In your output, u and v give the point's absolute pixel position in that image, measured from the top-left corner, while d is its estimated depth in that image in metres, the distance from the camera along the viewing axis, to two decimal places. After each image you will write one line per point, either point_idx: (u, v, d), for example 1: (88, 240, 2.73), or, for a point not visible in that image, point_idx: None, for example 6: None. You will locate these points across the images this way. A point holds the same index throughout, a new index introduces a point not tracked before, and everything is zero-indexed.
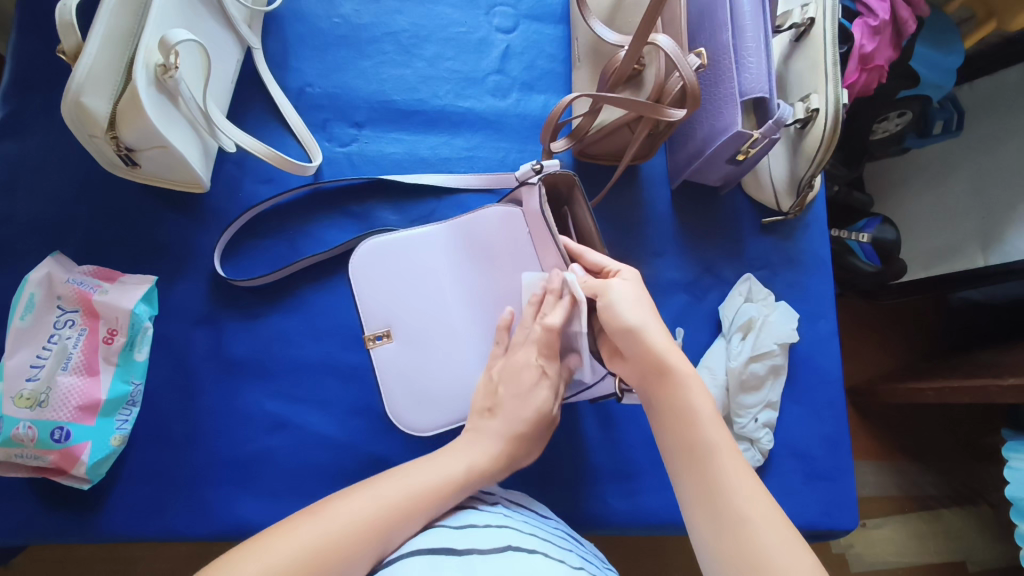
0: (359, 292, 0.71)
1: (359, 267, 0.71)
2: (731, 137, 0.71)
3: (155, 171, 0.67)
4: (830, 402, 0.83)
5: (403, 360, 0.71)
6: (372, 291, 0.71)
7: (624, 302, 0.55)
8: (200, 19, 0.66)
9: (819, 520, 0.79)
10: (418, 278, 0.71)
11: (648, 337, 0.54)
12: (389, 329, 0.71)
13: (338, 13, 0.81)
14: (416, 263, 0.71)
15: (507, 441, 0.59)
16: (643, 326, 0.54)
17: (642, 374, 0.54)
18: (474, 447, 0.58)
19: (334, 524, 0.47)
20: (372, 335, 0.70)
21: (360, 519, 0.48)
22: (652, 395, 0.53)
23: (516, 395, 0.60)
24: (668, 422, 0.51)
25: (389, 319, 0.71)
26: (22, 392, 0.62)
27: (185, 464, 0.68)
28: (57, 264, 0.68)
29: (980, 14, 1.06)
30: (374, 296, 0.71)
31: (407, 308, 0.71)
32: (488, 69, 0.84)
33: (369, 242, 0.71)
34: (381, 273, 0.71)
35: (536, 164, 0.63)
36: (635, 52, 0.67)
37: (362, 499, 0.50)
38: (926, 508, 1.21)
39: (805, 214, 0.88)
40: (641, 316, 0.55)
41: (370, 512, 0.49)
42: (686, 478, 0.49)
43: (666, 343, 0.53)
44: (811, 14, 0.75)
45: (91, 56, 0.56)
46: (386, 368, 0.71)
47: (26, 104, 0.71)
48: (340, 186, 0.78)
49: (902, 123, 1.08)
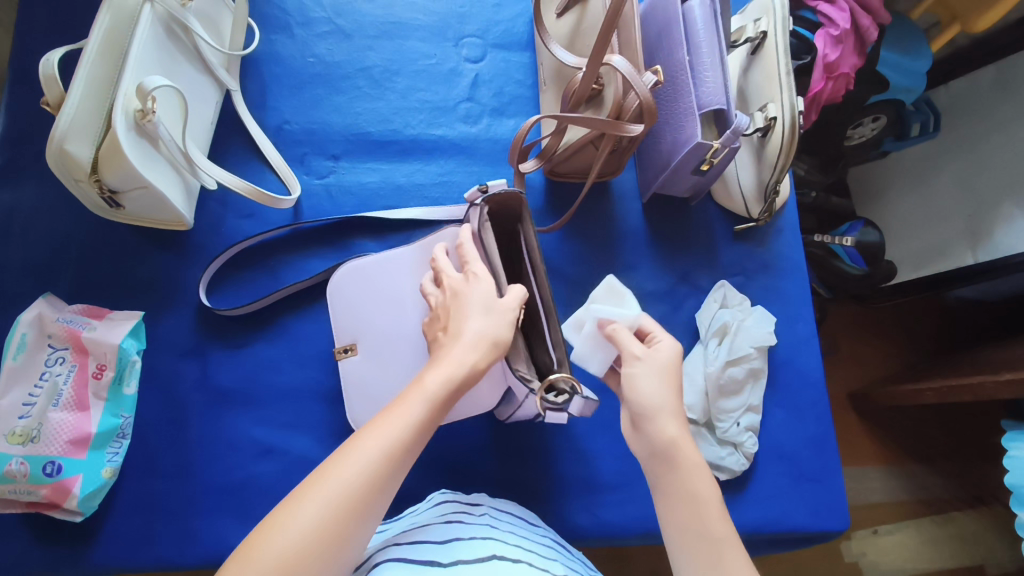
0: (336, 310, 0.73)
1: (339, 285, 0.73)
2: (693, 148, 0.74)
3: (140, 211, 0.70)
4: (813, 403, 0.84)
5: (365, 373, 0.72)
6: (353, 308, 0.73)
7: (655, 369, 0.55)
8: (176, 64, 0.70)
9: (810, 521, 0.80)
10: (383, 296, 0.73)
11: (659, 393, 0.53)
12: (355, 342, 0.73)
13: (312, 53, 0.85)
14: (384, 283, 0.73)
15: (480, 350, 0.50)
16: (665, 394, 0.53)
17: (649, 454, 0.51)
18: (462, 336, 0.51)
19: (337, 490, 0.41)
20: (340, 349, 0.73)
21: (359, 479, 0.42)
22: (655, 473, 0.51)
23: (471, 300, 0.54)
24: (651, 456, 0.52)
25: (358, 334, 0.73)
26: (15, 429, 0.64)
27: (176, 494, 0.70)
28: (47, 305, 0.70)
29: (945, 18, 1.08)
30: (354, 314, 0.73)
31: (376, 323, 0.73)
32: (459, 97, 0.87)
33: (354, 261, 0.73)
34: (360, 295, 0.73)
35: (482, 184, 0.68)
36: (592, 73, 0.70)
37: (355, 454, 0.42)
38: (939, 512, 1.20)
39: (776, 221, 0.90)
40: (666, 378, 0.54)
41: (367, 476, 0.42)
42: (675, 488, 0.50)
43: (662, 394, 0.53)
44: (762, 28, 0.78)
45: (72, 106, 0.60)
46: (352, 380, 0.72)
47: (17, 155, 0.75)
48: (319, 226, 0.80)
49: (877, 128, 1.11)
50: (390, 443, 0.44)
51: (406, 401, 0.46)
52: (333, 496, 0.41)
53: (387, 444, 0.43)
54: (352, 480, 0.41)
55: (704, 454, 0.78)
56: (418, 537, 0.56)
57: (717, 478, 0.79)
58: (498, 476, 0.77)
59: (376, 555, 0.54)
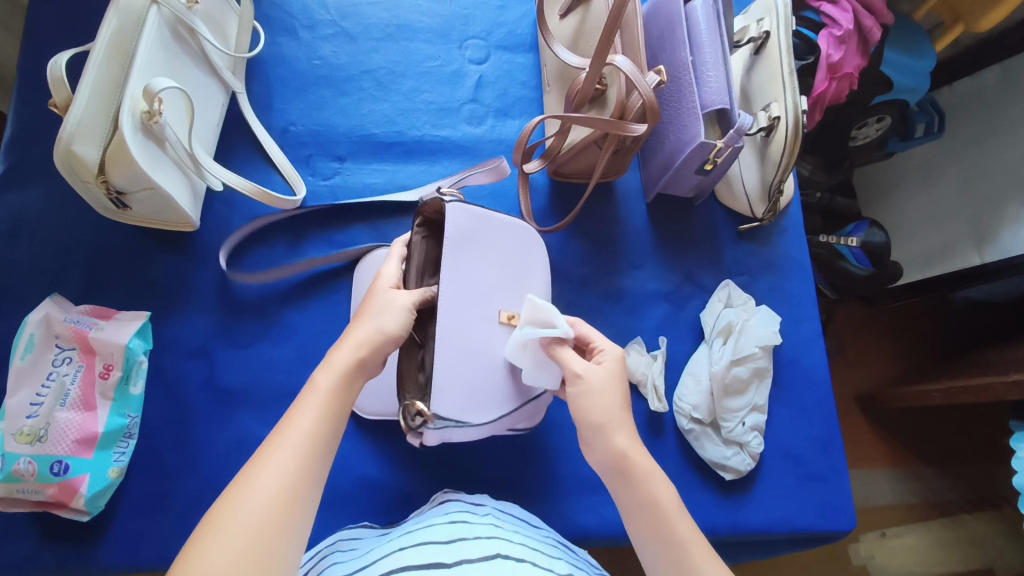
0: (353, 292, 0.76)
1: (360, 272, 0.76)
2: (696, 147, 0.74)
3: (146, 212, 0.71)
4: (819, 403, 0.84)
5: None
6: (364, 293, 0.75)
7: (606, 382, 0.56)
8: (183, 66, 0.70)
9: (816, 521, 0.79)
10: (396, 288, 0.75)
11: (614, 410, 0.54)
12: (362, 324, 0.75)
13: (317, 56, 0.86)
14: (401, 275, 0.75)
15: (377, 339, 0.52)
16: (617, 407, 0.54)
17: (609, 469, 0.53)
18: (355, 333, 0.52)
19: (254, 506, 0.40)
20: (348, 325, 0.75)
21: (274, 489, 0.41)
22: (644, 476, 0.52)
23: (379, 296, 0.55)
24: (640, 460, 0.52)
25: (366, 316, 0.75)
26: (23, 428, 0.65)
27: (182, 494, 0.70)
28: (55, 305, 0.71)
29: (948, 18, 1.07)
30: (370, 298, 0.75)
31: None
32: (463, 98, 0.87)
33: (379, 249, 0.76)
34: (375, 284, 0.75)
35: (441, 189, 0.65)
36: (595, 73, 0.70)
37: (263, 470, 0.42)
38: (947, 514, 1.19)
39: (780, 220, 0.90)
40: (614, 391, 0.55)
41: (281, 483, 0.42)
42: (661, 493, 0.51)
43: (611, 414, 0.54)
44: (765, 28, 0.79)
45: (79, 108, 0.60)
46: None
47: (25, 157, 0.76)
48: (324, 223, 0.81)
49: (881, 128, 1.12)
50: (312, 420, 0.46)
51: (301, 407, 0.47)
52: (249, 512, 0.40)
53: (315, 420, 0.46)
54: (268, 493, 0.41)
55: (709, 454, 0.78)
56: (422, 537, 0.55)
57: (722, 478, 0.79)
58: (503, 476, 0.77)
59: (380, 557, 0.54)
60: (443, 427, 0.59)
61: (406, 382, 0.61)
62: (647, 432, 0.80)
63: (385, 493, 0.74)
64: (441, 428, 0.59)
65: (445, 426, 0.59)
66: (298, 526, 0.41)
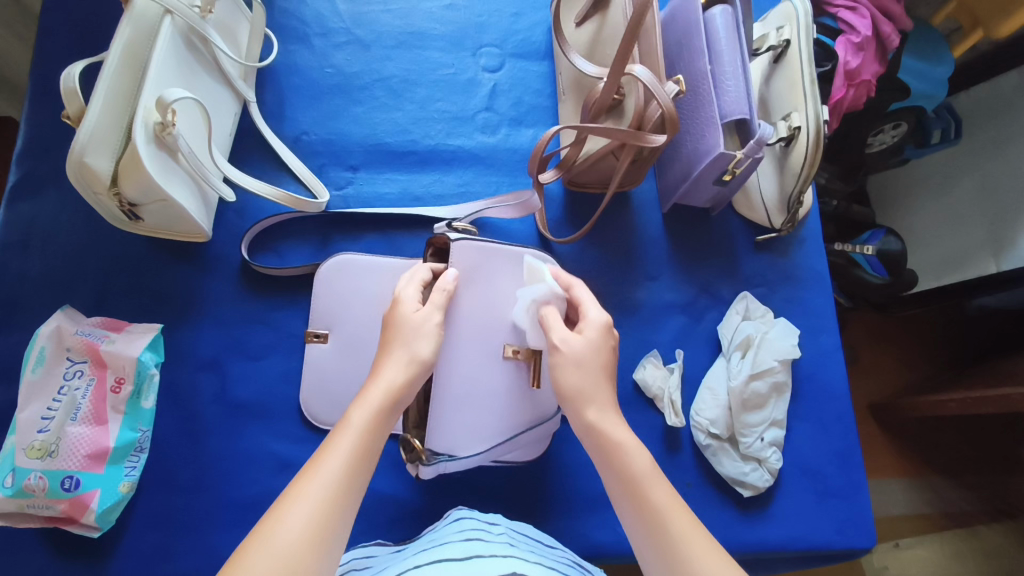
0: (322, 300, 0.75)
1: (327, 277, 0.75)
2: (715, 158, 0.72)
3: (158, 223, 0.70)
4: (838, 418, 0.82)
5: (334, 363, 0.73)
6: (340, 303, 0.74)
7: (587, 355, 0.57)
8: (196, 75, 0.70)
9: (836, 539, 0.78)
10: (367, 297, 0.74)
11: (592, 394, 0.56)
12: (328, 331, 0.74)
13: (330, 64, 0.85)
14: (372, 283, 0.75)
15: (410, 368, 0.55)
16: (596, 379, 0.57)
17: (624, 495, 0.52)
18: (387, 370, 0.54)
19: (286, 539, 0.42)
20: (311, 333, 0.74)
21: (307, 524, 0.43)
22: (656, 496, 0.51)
23: (404, 327, 0.58)
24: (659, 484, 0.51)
25: (333, 322, 0.74)
26: (34, 443, 0.64)
27: (193, 509, 0.69)
28: (66, 318, 0.70)
29: (967, 23, 1.06)
30: (355, 298, 0.74)
31: (356, 320, 0.74)
32: (477, 107, 0.86)
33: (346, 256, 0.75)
34: (345, 290, 0.74)
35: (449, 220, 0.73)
36: (613, 82, 0.69)
37: (296, 506, 0.43)
38: (962, 526, 1.17)
39: (798, 231, 0.88)
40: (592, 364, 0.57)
41: (314, 520, 0.43)
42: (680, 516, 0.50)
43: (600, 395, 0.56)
44: (786, 36, 0.78)
45: (93, 119, 0.59)
46: (314, 370, 0.73)
47: (37, 166, 0.75)
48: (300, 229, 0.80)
49: (897, 135, 1.09)
50: (347, 453, 0.48)
51: (337, 441, 0.49)
52: (282, 550, 0.41)
53: (347, 454, 0.48)
54: (300, 529, 0.42)
55: (727, 470, 0.77)
56: (437, 555, 0.54)
57: (740, 495, 0.78)
58: (517, 491, 0.75)
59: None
60: (437, 463, 0.64)
61: (409, 417, 0.69)
62: (663, 447, 0.78)
63: (397, 509, 0.73)
64: (436, 463, 0.65)
65: (439, 462, 0.64)
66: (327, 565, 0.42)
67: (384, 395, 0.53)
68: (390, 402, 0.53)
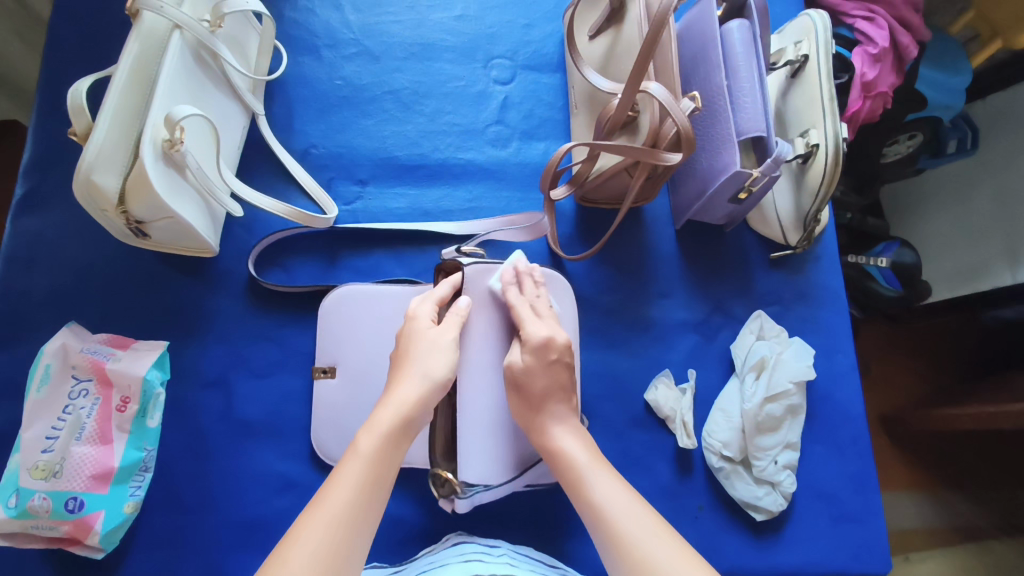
0: (328, 333, 0.73)
1: (332, 309, 0.73)
2: (730, 176, 0.71)
3: (165, 239, 0.69)
4: (854, 440, 0.81)
5: (342, 397, 0.71)
6: (347, 335, 0.73)
7: (541, 370, 0.60)
8: (204, 90, 0.69)
9: (850, 564, 0.76)
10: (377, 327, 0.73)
11: (544, 407, 0.60)
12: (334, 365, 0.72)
13: (339, 76, 0.84)
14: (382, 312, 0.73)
15: (424, 386, 0.55)
16: (548, 394, 0.60)
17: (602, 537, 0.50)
18: (399, 392, 0.55)
19: (296, 571, 0.41)
20: (318, 368, 0.72)
21: (316, 556, 0.42)
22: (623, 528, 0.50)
23: (422, 339, 0.59)
24: (616, 500, 0.52)
25: (339, 356, 0.72)
26: (38, 463, 0.63)
27: (198, 529, 0.68)
28: (72, 335, 0.70)
29: (986, 33, 1.04)
30: (363, 327, 0.73)
31: (365, 350, 0.72)
32: (488, 120, 0.85)
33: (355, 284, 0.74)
34: (355, 321, 0.73)
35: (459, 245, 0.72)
36: (628, 100, 0.67)
37: (303, 540, 0.43)
38: (973, 541, 1.15)
39: (814, 248, 0.87)
40: (548, 383, 0.60)
41: (323, 552, 0.42)
42: (643, 521, 0.50)
43: (562, 414, 0.60)
44: (804, 51, 0.76)
45: (100, 136, 0.58)
46: (322, 404, 0.72)
47: (44, 180, 0.75)
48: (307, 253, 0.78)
49: (913, 145, 1.07)
50: (356, 480, 0.48)
51: (345, 471, 0.48)
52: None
53: (356, 483, 0.47)
54: (308, 561, 0.42)
55: (740, 494, 0.75)
56: None
57: (753, 518, 0.76)
58: (525, 513, 0.74)
59: None
60: (472, 495, 0.64)
61: (436, 449, 0.66)
62: (675, 469, 0.77)
63: (404, 531, 0.72)
64: (470, 495, 0.64)
65: (473, 494, 0.64)
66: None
67: (395, 418, 0.53)
68: (400, 426, 0.53)
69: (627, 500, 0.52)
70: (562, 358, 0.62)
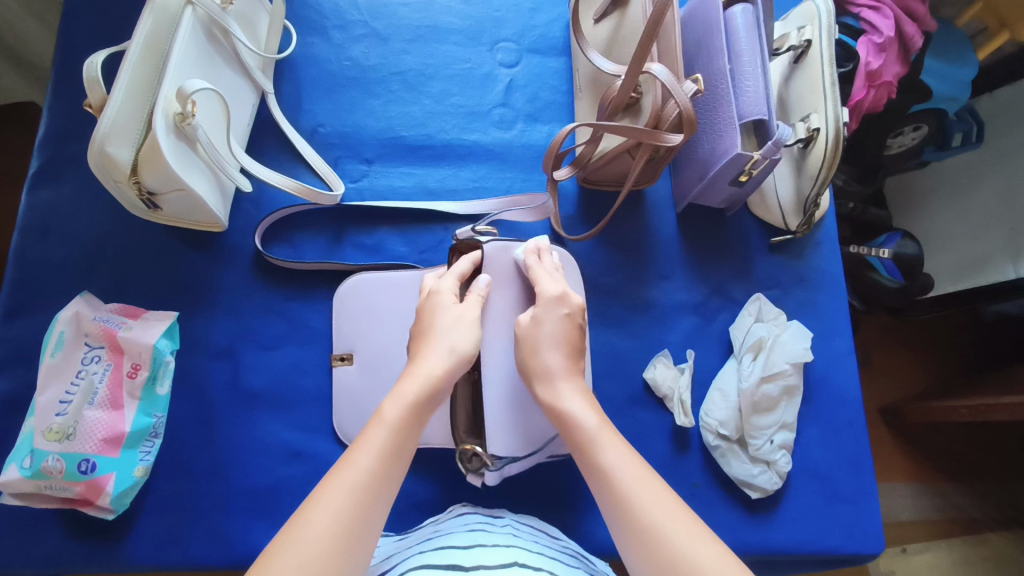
0: (341, 321, 0.75)
1: (346, 297, 0.75)
2: (731, 159, 0.72)
3: (176, 212, 0.71)
4: (849, 423, 0.82)
5: (353, 382, 0.73)
6: (359, 320, 0.75)
7: (549, 320, 0.61)
8: (215, 66, 0.70)
9: (843, 543, 0.77)
10: (386, 314, 0.75)
11: (543, 355, 0.59)
12: (352, 352, 0.74)
13: (348, 56, 0.85)
14: (390, 298, 0.75)
15: (450, 358, 0.56)
16: (545, 342, 0.60)
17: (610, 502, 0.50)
18: (425, 363, 0.55)
19: (319, 533, 0.41)
20: (336, 355, 0.74)
21: (337, 521, 0.42)
22: (638, 487, 0.49)
23: (445, 311, 0.60)
24: (627, 466, 0.51)
25: (355, 343, 0.74)
26: (52, 426, 0.65)
27: (205, 494, 0.70)
28: (85, 303, 0.71)
29: (992, 24, 1.03)
30: (372, 313, 0.75)
31: (373, 335, 0.74)
32: (493, 102, 0.86)
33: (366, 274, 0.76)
34: (364, 307, 0.75)
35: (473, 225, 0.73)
36: (631, 81, 0.68)
37: (325, 503, 0.43)
38: (970, 532, 1.15)
39: (814, 233, 0.88)
40: (550, 332, 0.61)
41: (343, 517, 0.42)
42: (648, 487, 0.49)
43: (560, 365, 0.59)
44: (807, 36, 0.76)
45: (114, 109, 0.60)
46: (336, 389, 0.73)
47: (59, 154, 0.76)
48: (316, 233, 0.80)
49: (917, 137, 1.06)
50: (382, 446, 0.47)
51: (369, 437, 0.48)
52: (310, 547, 0.40)
53: (381, 449, 0.47)
54: (328, 525, 0.42)
55: (735, 472, 0.77)
56: (441, 544, 0.55)
57: (748, 496, 0.77)
58: (523, 488, 0.75)
59: (399, 562, 0.54)
60: (500, 468, 0.67)
61: (458, 425, 0.70)
62: (672, 448, 0.79)
63: (404, 502, 0.74)
64: (499, 468, 0.68)
65: (503, 466, 0.67)
66: (354, 564, 0.41)
67: (423, 387, 0.52)
68: (427, 394, 0.52)
69: (637, 468, 0.51)
70: (573, 312, 0.62)
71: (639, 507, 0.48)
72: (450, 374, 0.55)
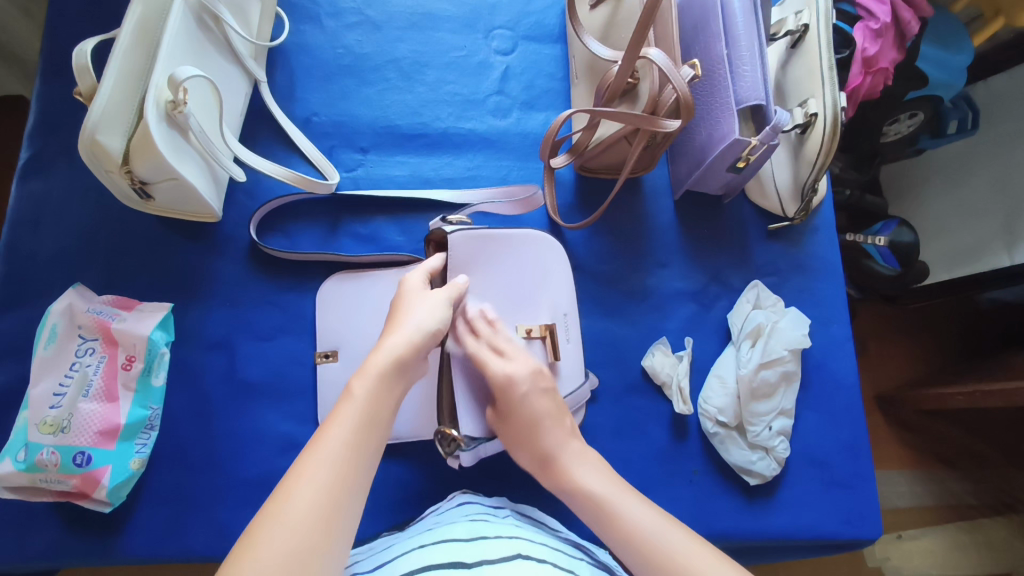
0: (331, 319, 0.75)
1: (328, 293, 0.76)
2: (730, 144, 0.71)
3: (169, 202, 0.70)
4: (848, 408, 0.82)
5: (347, 373, 0.73)
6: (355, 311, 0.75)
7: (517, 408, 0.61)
8: (205, 52, 0.69)
9: (841, 529, 0.78)
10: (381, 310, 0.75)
11: (542, 438, 0.59)
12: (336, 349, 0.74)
13: (341, 44, 0.84)
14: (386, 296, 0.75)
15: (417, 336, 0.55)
16: (540, 424, 0.60)
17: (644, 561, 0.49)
18: (391, 341, 0.54)
19: (300, 513, 0.40)
20: (321, 354, 0.74)
21: (317, 496, 0.41)
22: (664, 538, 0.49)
23: (417, 299, 0.59)
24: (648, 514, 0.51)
25: (340, 342, 0.74)
26: (46, 419, 0.65)
27: (202, 486, 0.70)
28: (78, 296, 0.71)
29: (988, 11, 1.04)
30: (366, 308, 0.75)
31: (367, 330, 0.74)
32: (489, 90, 0.86)
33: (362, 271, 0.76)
34: (358, 302, 0.75)
35: (443, 216, 0.73)
36: (628, 66, 0.68)
37: (304, 481, 0.42)
38: (966, 518, 1.15)
39: (812, 220, 0.87)
40: (538, 412, 0.60)
41: (324, 493, 0.42)
42: (667, 525, 0.50)
43: (560, 441, 0.59)
44: (804, 21, 0.76)
45: (104, 97, 0.59)
46: (330, 378, 0.73)
47: (49, 145, 0.75)
48: (306, 225, 0.79)
49: (914, 124, 1.06)
50: (353, 420, 0.46)
51: (341, 413, 0.47)
52: (293, 527, 0.39)
53: (355, 422, 0.46)
54: (308, 501, 0.41)
55: (733, 458, 0.77)
56: (441, 536, 0.55)
57: (747, 483, 0.78)
58: (521, 476, 0.75)
59: (399, 554, 0.53)
60: (475, 447, 0.66)
61: (443, 414, 0.70)
62: (670, 436, 0.79)
63: (403, 491, 0.74)
64: (474, 448, 0.66)
65: (478, 446, 0.66)
66: (337, 539, 0.41)
67: (392, 360, 0.51)
68: (396, 366, 0.51)
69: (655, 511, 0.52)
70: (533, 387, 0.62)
71: (658, 541, 0.49)
72: (418, 350, 0.54)
